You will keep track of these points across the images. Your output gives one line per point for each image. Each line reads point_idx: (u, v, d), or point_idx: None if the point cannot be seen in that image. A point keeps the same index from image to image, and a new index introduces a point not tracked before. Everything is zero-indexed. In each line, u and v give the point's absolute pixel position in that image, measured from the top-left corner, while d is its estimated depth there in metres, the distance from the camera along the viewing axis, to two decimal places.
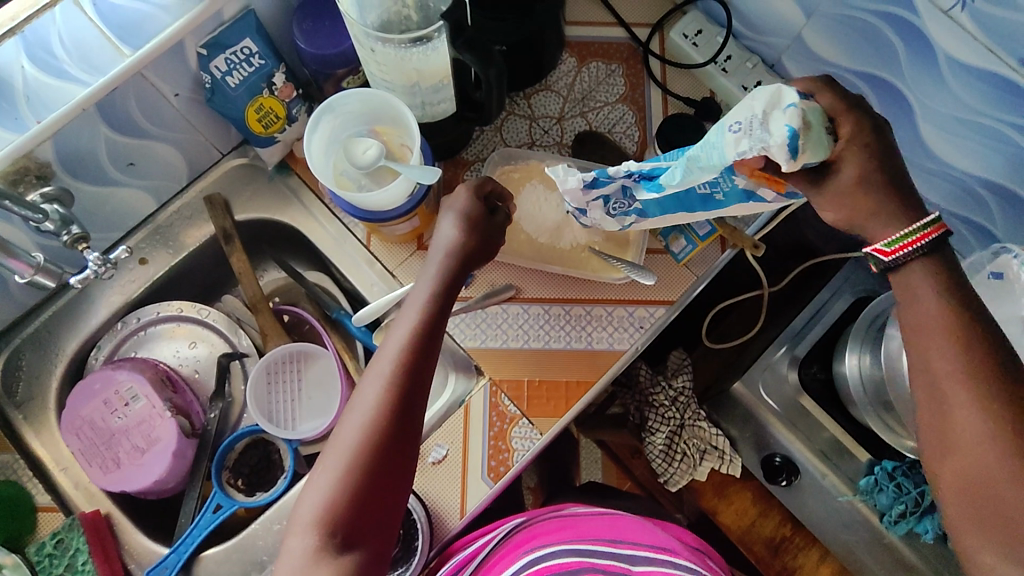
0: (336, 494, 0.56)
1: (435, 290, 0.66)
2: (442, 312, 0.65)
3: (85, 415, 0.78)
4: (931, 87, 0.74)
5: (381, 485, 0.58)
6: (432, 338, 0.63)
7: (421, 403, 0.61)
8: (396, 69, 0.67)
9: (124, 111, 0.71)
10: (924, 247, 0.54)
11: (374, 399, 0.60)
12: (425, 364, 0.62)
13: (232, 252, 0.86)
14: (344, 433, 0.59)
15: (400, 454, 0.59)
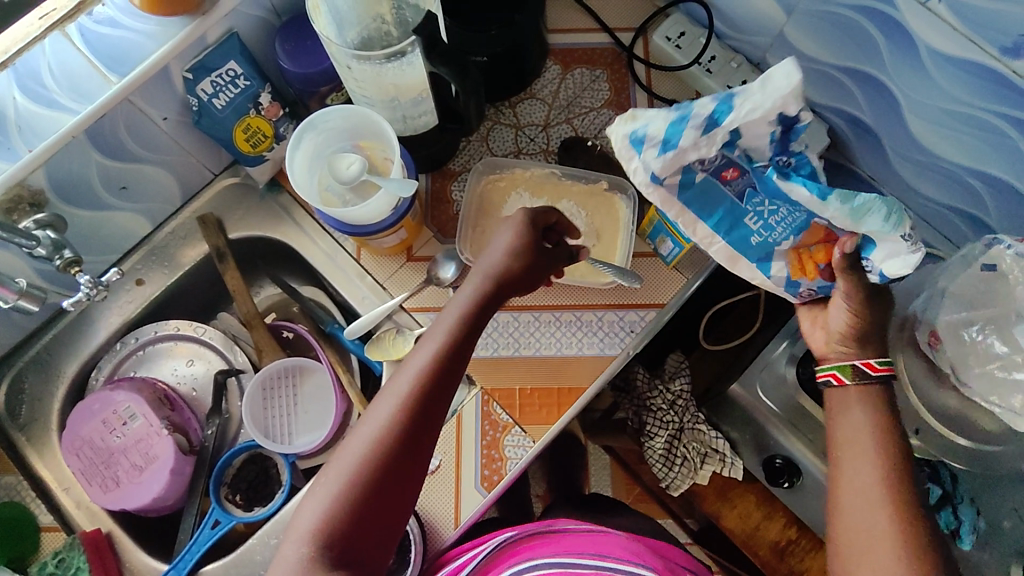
0: (334, 506, 0.58)
1: (463, 316, 0.66)
2: (468, 339, 0.66)
3: (85, 436, 0.79)
4: (915, 79, 0.73)
5: (379, 503, 0.59)
6: (453, 365, 0.64)
7: (432, 428, 0.63)
8: (373, 84, 0.68)
9: (113, 136, 0.73)
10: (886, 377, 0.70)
11: (383, 418, 0.61)
12: (440, 390, 0.63)
13: (226, 270, 0.88)
14: (350, 447, 0.61)
15: (404, 474, 0.60)
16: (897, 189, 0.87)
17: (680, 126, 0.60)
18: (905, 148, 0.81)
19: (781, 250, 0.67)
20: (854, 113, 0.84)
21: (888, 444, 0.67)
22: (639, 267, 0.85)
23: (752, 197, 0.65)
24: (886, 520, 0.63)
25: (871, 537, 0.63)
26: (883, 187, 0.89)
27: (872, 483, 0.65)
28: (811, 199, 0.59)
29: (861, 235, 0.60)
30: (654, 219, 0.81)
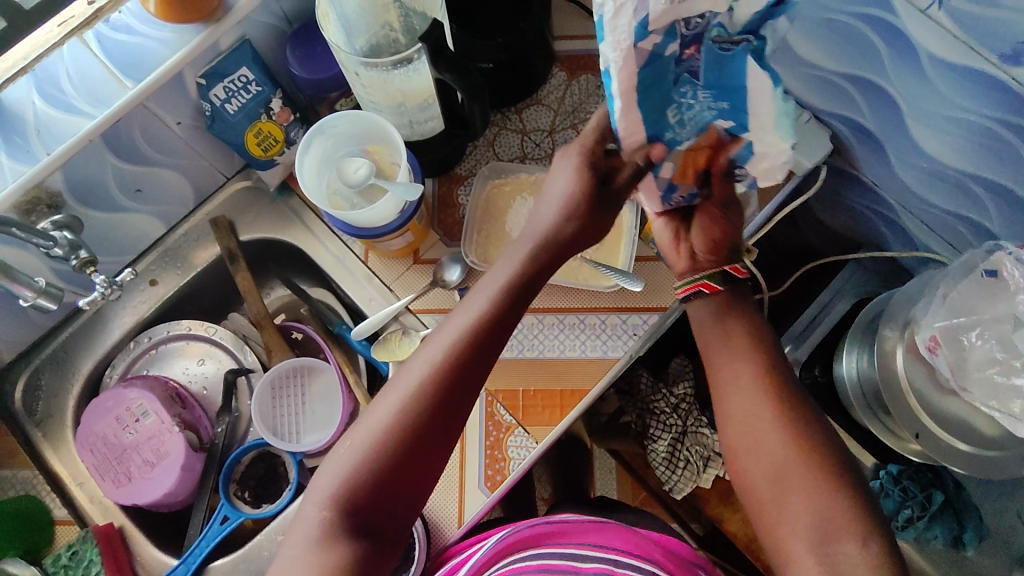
0: (359, 468, 0.60)
1: (499, 292, 0.67)
2: (506, 316, 0.67)
3: (99, 432, 0.81)
4: (917, 86, 0.74)
5: (404, 470, 0.61)
6: (488, 341, 0.65)
7: (463, 401, 0.64)
8: (380, 90, 0.70)
9: (128, 140, 0.75)
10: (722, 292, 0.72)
11: (414, 383, 0.63)
12: (472, 364, 0.64)
13: (237, 271, 0.90)
14: (379, 409, 0.63)
15: (431, 444, 0.62)
16: (901, 195, 0.88)
17: None
18: (908, 154, 0.82)
19: (679, 151, 0.58)
20: (858, 119, 0.84)
21: (764, 356, 0.68)
22: (642, 271, 0.86)
23: (686, 84, 0.52)
24: (785, 444, 0.62)
25: (784, 472, 0.61)
26: (886, 192, 0.90)
27: (761, 410, 0.65)
28: (768, 90, 0.49)
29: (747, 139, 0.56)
30: None
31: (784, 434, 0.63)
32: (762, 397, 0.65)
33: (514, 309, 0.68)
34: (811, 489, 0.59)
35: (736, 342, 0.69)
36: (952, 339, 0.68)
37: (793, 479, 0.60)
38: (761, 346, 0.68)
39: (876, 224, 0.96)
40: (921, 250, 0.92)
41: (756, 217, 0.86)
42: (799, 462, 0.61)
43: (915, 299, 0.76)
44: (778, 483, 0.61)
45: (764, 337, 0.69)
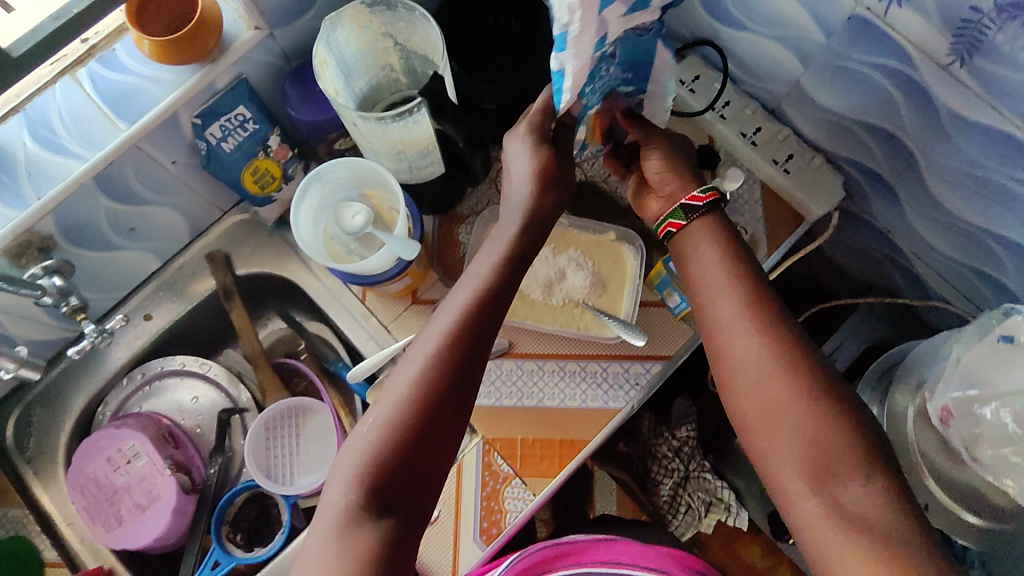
0: (373, 453, 0.55)
1: (499, 258, 0.62)
2: (507, 280, 0.62)
3: (90, 472, 0.80)
4: (935, 140, 0.71)
5: (421, 453, 0.56)
6: (490, 309, 0.61)
7: (474, 374, 0.59)
8: (378, 139, 0.68)
9: (121, 180, 0.73)
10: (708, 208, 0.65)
11: (421, 362, 0.58)
12: (480, 334, 0.59)
13: (232, 308, 0.90)
14: (387, 394, 0.58)
15: (446, 422, 0.57)
16: (914, 243, 0.85)
17: None
18: (924, 205, 0.79)
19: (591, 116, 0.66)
20: (872, 166, 0.82)
21: (743, 279, 0.62)
22: (646, 317, 0.83)
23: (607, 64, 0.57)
24: (773, 368, 0.58)
25: (773, 405, 0.57)
26: (899, 239, 0.87)
27: (743, 333, 0.60)
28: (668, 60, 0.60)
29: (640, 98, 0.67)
30: (660, 273, 0.82)
31: (769, 359, 0.58)
32: (748, 324, 0.60)
33: (514, 275, 0.63)
34: (803, 416, 0.56)
35: (723, 266, 0.62)
36: (964, 409, 0.66)
37: (787, 411, 0.56)
38: (738, 262, 0.62)
39: (888, 269, 0.94)
40: (934, 298, 0.89)
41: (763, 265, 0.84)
42: (789, 392, 0.56)
43: (927, 360, 0.74)
44: (769, 419, 0.57)
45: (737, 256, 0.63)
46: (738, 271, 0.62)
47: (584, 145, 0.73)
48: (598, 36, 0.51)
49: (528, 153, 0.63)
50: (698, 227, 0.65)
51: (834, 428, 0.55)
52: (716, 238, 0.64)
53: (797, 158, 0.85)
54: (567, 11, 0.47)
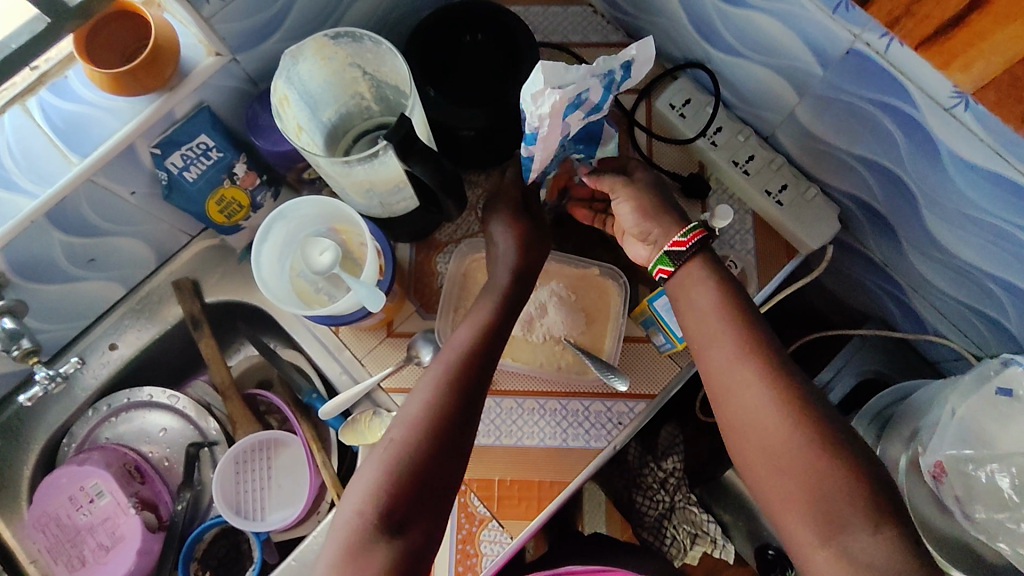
0: (393, 465, 0.55)
1: (494, 303, 0.67)
2: (506, 317, 0.67)
3: (52, 511, 0.78)
4: (936, 180, 0.67)
5: (439, 466, 0.56)
6: (489, 344, 0.64)
7: (484, 394, 0.62)
8: (345, 179, 0.64)
9: (76, 214, 0.69)
10: (694, 244, 0.63)
11: (433, 382, 0.60)
12: (487, 360, 0.63)
13: (201, 337, 0.86)
14: (403, 412, 0.59)
15: (462, 436, 0.58)
16: (911, 278, 0.82)
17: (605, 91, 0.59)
18: (921, 242, 0.76)
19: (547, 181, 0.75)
20: (868, 200, 0.78)
21: (740, 317, 0.59)
22: (629, 353, 0.81)
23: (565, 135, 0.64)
24: (773, 410, 0.54)
25: (773, 446, 0.53)
26: (896, 273, 0.84)
27: (739, 370, 0.56)
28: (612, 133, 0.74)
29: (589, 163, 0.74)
30: (647, 312, 0.76)
31: (769, 399, 0.54)
32: (745, 361, 0.56)
33: (508, 319, 0.67)
34: (805, 460, 0.51)
35: (718, 306, 0.60)
36: (959, 470, 0.64)
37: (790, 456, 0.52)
38: (734, 301, 0.60)
39: (883, 300, 0.91)
40: (930, 333, 0.87)
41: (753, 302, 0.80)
42: (792, 435, 0.52)
43: (921, 408, 0.71)
44: (772, 463, 0.53)
45: (733, 294, 0.61)
46: (734, 309, 0.59)
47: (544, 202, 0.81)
48: (562, 129, 0.61)
49: (509, 225, 0.72)
50: (692, 270, 0.63)
51: (851, 477, 0.50)
52: (707, 275, 0.62)
53: (791, 189, 0.81)
54: (537, 119, 0.57)
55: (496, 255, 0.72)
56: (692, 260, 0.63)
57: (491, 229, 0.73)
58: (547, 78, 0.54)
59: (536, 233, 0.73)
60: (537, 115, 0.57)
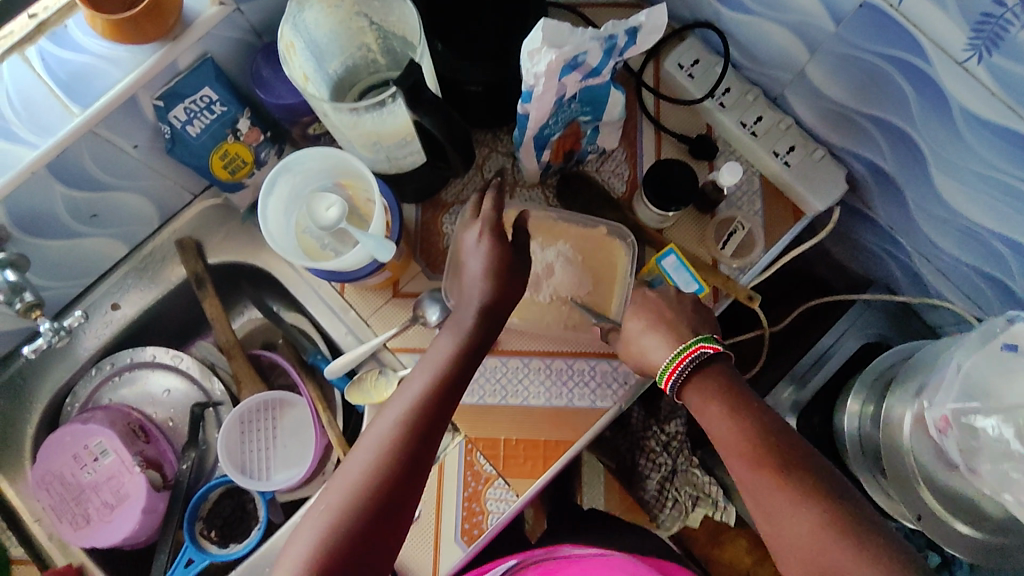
0: (331, 530, 0.53)
1: (462, 338, 0.64)
2: (467, 361, 0.63)
3: (56, 470, 0.77)
4: (947, 139, 0.67)
5: (381, 528, 0.54)
6: (449, 388, 0.61)
7: (434, 448, 0.59)
8: (352, 129, 0.62)
9: (78, 167, 0.68)
10: (688, 366, 0.65)
11: (380, 439, 0.57)
12: (440, 411, 0.60)
13: (205, 297, 0.85)
14: (347, 469, 0.57)
15: (406, 496, 0.56)
16: (916, 240, 0.82)
17: (604, 58, 0.59)
18: (928, 202, 0.76)
19: (552, 141, 0.75)
20: (876, 161, 0.78)
21: (752, 425, 0.60)
22: None
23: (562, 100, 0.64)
24: (817, 526, 0.54)
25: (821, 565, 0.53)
26: (902, 236, 0.84)
27: (767, 487, 0.57)
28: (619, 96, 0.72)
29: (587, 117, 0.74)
30: (654, 270, 0.76)
31: (814, 514, 0.54)
32: (764, 470, 0.58)
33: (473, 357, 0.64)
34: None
35: (732, 417, 0.61)
36: (962, 420, 0.64)
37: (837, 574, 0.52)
38: (744, 408, 0.62)
39: (888, 264, 0.91)
40: (934, 296, 0.87)
41: (758, 262, 0.80)
42: (833, 551, 0.52)
43: (927, 366, 0.71)
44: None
45: (743, 402, 0.62)
46: (751, 418, 0.61)
47: (548, 165, 0.80)
48: (559, 92, 0.60)
49: (484, 244, 0.67)
50: (692, 390, 0.65)
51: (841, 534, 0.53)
52: (711, 391, 0.63)
53: (799, 150, 0.81)
54: (533, 77, 0.57)
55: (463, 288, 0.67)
56: (690, 376, 0.65)
57: (465, 245, 0.69)
58: (545, 36, 0.54)
59: (517, 248, 0.68)
60: (533, 72, 0.57)
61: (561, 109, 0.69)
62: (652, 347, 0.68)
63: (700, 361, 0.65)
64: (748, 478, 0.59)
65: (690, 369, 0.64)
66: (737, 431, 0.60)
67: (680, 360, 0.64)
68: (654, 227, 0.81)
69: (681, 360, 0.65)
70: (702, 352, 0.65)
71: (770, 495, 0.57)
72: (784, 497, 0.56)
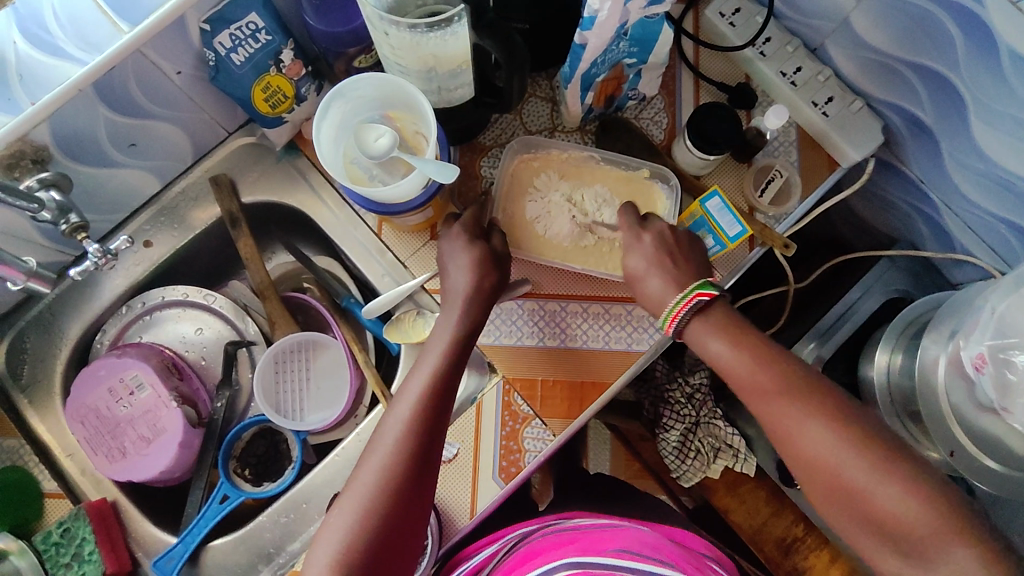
0: (355, 537, 0.56)
1: (451, 343, 0.66)
2: (459, 361, 0.66)
3: (90, 404, 0.78)
4: (991, 84, 0.68)
5: (398, 530, 0.58)
6: (443, 396, 0.63)
7: (439, 450, 0.62)
8: (410, 53, 0.61)
9: (122, 89, 0.67)
10: (692, 307, 0.65)
11: (390, 445, 0.60)
12: (441, 413, 0.62)
13: (238, 236, 0.84)
14: (361, 478, 0.59)
15: (419, 497, 0.59)
16: (947, 193, 0.83)
17: None
18: (963, 152, 0.76)
19: (597, 82, 0.74)
20: (914, 112, 0.79)
21: (756, 357, 0.62)
22: None
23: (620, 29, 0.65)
24: (834, 442, 0.55)
25: (839, 480, 0.55)
26: (932, 190, 0.85)
27: (783, 411, 0.58)
28: (669, 36, 0.71)
29: (635, 60, 0.73)
30: (697, 213, 0.76)
31: (831, 437, 0.56)
32: (776, 391, 0.59)
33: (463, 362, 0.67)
34: (871, 491, 0.53)
35: (737, 350, 0.62)
36: (999, 356, 0.65)
37: (863, 492, 0.54)
38: (747, 340, 0.63)
39: (914, 221, 0.92)
40: (959, 252, 0.88)
41: (794, 211, 0.81)
42: (842, 450, 0.55)
43: (962, 310, 0.73)
44: (843, 501, 0.55)
45: (746, 336, 0.63)
46: (756, 350, 0.62)
47: (588, 108, 0.80)
48: (620, 19, 0.62)
49: (470, 254, 0.70)
50: (692, 333, 0.65)
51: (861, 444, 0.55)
52: (716, 327, 0.64)
53: (837, 101, 0.81)
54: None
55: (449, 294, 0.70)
56: (693, 321, 0.65)
57: (449, 257, 0.71)
58: None
59: (495, 255, 0.71)
60: None
61: (613, 45, 0.69)
62: (656, 282, 0.69)
63: (697, 310, 0.65)
64: (773, 412, 0.59)
65: (688, 318, 0.65)
66: (758, 364, 0.61)
67: (683, 307, 0.65)
68: (698, 172, 0.81)
69: (680, 309, 0.65)
70: (699, 301, 0.65)
71: (795, 419, 0.58)
72: (805, 418, 0.57)
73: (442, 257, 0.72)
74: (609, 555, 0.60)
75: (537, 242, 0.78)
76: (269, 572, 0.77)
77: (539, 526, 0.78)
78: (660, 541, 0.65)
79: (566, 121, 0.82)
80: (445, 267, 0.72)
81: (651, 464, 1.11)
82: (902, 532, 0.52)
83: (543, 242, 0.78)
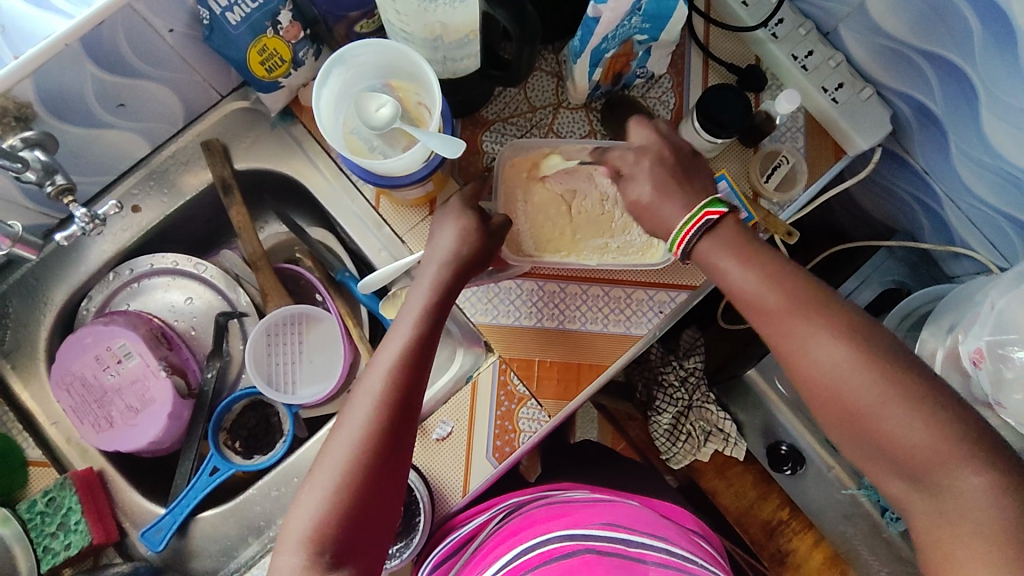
0: (327, 514, 0.54)
1: (423, 311, 0.63)
2: (433, 331, 0.63)
3: (76, 371, 0.77)
4: (1003, 72, 0.66)
5: (373, 506, 0.56)
6: (417, 365, 0.60)
7: (413, 423, 0.59)
8: (417, 20, 0.59)
9: (112, 47, 0.63)
10: (703, 229, 0.60)
11: (362, 419, 0.57)
12: (415, 384, 0.60)
13: (231, 204, 0.82)
14: (332, 453, 0.57)
15: (393, 472, 0.57)
16: (952, 187, 0.82)
17: None
18: (972, 146, 0.75)
19: (606, 57, 0.72)
20: (924, 102, 0.78)
21: (768, 275, 0.57)
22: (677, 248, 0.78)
23: None
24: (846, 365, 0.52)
25: (840, 401, 0.52)
26: (936, 181, 0.84)
27: (791, 328, 0.55)
28: (683, 13, 0.69)
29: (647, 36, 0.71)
30: None
31: (851, 354, 0.52)
32: (784, 309, 0.56)
33: (438, 330, 0.64)
34: (879, 415, 0.50)
35: (747, 268, 0.58)
36: (997, 352, 0.65)
37: (866, 413, 0.51)
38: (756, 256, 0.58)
39: (914, 211, 0.91)
40: (958, 245, 0.87)
41: (800, 197, 0.80)
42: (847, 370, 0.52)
43: (963, 305, 0.73)
44: (840, 412, 0.53)
45: (758, 254, 0.58)
46: (764, 269, 0.57)
47: (596, 85, 0.78)
48: None
49: (461, 222, 0.68)
50: (703, 251, 0.60)
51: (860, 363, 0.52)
52: (728, 245, 0.59)
53: (847, 88, 0.80)
54: None
55: (428, 258, 0.67)
56: (700, 246, 0.60)
57: (440, 226, 0.70)
58: None
59: (490, 229, 0.68)
60: None
61: (629, 19, 0.67)
62: None
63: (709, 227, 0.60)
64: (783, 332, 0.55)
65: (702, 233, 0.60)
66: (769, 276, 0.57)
67: (691, 227, 0.59)
68: (703, 155, 0.79)
69: (690, 228, 0.60)
70: (708, 219, 0.60)
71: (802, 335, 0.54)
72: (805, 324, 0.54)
73: (434, 226, 0.71)
74: (597, 527, 0.59)
75: (544, 236, 0.74)
76: (258, 545, 0.76)
77: (528, 497, 0.75)
78: (645, 514, 0.65)
79: (572, 96, 0.80)
80: (434, 235, 0.70)
81: (636, 442, 1.08)
82: (884, 438, 0.51)
83: (547, 235, 0.74)
